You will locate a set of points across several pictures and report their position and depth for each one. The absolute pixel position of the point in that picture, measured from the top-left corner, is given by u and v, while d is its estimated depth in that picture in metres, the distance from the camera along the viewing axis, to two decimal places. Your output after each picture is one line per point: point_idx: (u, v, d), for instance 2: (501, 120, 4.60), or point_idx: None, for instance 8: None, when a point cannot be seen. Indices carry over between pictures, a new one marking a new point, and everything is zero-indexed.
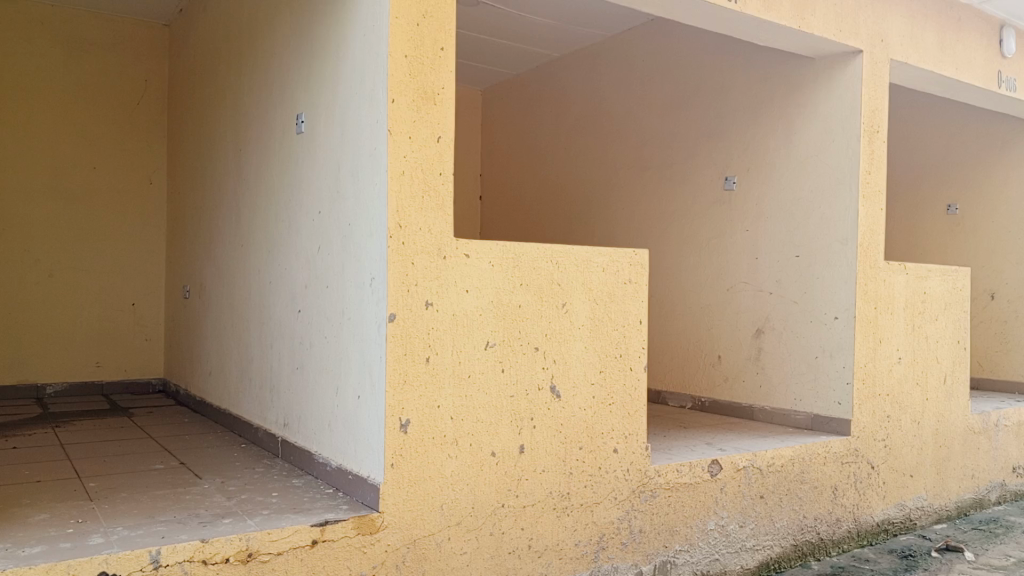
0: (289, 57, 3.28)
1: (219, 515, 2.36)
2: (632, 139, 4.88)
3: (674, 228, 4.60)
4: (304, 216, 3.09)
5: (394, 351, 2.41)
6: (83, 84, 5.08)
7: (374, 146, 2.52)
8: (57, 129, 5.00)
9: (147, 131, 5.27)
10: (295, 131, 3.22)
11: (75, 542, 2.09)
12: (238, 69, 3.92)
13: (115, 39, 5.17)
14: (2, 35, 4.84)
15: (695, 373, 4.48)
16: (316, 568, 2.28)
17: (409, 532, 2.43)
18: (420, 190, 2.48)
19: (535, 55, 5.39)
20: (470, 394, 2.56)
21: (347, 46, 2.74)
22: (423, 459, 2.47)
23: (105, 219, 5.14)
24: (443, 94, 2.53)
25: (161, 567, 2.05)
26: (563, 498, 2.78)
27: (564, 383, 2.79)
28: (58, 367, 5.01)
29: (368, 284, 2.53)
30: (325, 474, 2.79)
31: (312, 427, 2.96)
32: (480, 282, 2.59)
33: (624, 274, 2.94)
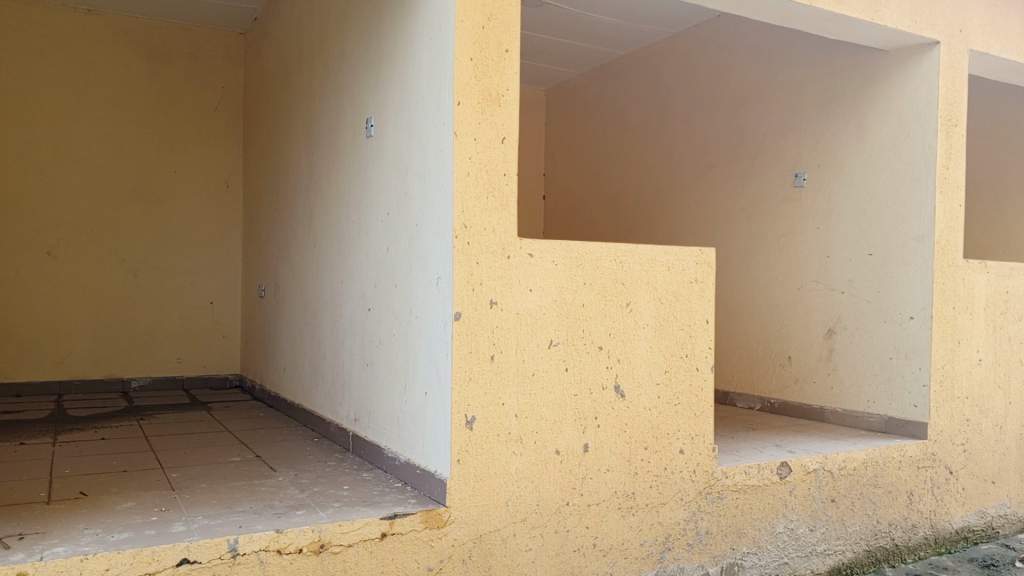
0: (359, 61, 3.36)
1: (293, 507, 2.44)
2: (698, 138, 4.83)
3: (742, 227, 4.53)
4: (373, 217, 3.16)
5: (460, 349, 2.45)
6: (163, 92, 5.31)
7: (440, 147, 2.57)
8: (140, 136, 5.23)
9: (223, 136, 5.47)
10: (363, 135, 3.30)
11: (159, 530, 2.19)
12: (309, 75, 4.04)
13: (194, 48, 5.38)
14: (90, 46, 5.09)
15: (763, 374, 4.40)
16: (385, 560, 2.33)
17: (476, 527, 2.47)
18: (485, 190, 2.51)
19: (599, 53, 5.38)
20: (534, 393, 2.59)
21: (414, 49, 2.80)
22: (489, 456, 2.50)
23: (184, 221, 5.35)
24: (507, 95, 2.55)
25: (239, 555, 2.13)
26: (628, 498, 2.77)
27: (628, 383, 2.78)
28: (142, 363, 5.24)
29: (435, 284, 2.58)
30: (393, 469, 2.86)
31: (381, 423, 3.03)
32: (544, 281, 2.61)
33: (690, 273, 2.91)
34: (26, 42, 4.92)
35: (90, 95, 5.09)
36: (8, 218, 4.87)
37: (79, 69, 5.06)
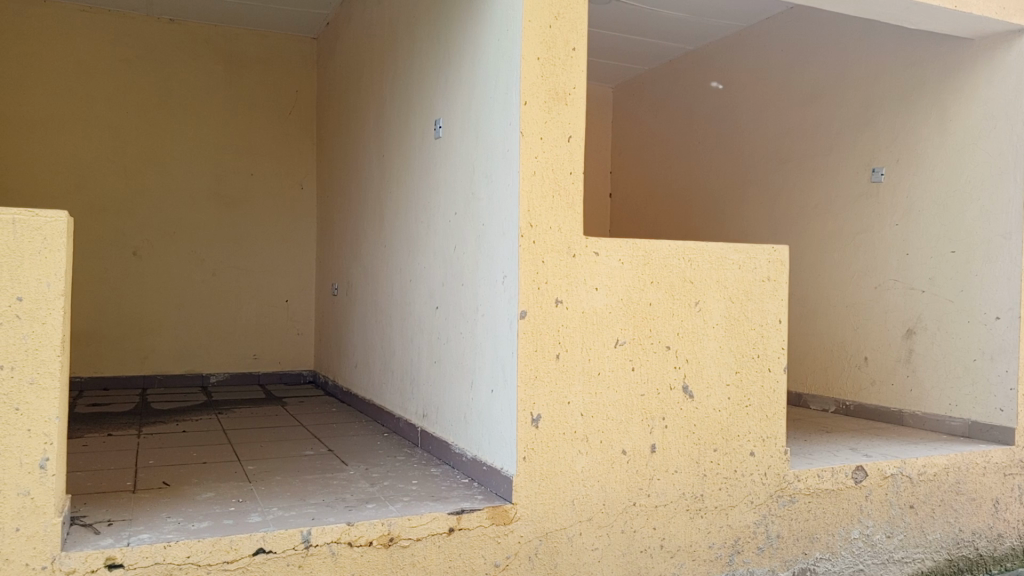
0: (427, 63, 3.41)
1: (363, 500, 2.50)
2: (771, 132, 4.73)
3: (816, 224, 4.41)
4: (441, 216, 3.20)
5: (525, 347, 2.46)
6: (241, 97, 5.48)
7: (507, 147, 2.58)
8: (218, 140, 5.42)
9: (297, 139, 5.63)
10: (432, 135, 3.34)
11: (236, 520, 2.27)
12: (379, 78, 4.11)
13: (270, 54, 5.55)
14: (173, 55, 5.31)
15: (838, 375, 4.27)
16: (452, 555, 2.37)
17: (542, 525, 2.48)
18: (550, 189, 2.51)
19: (668, 48, 5.31)
20: (600, 392, 2.58)
21: (481, 49, 2.82)
22: (555, 454, 2.50)
23: (260, 222, 5.52)
24: (574, 94, 2.55)
25: (312, 546, 2.19)
26: (696, 500, 2.74)
27: (696, 383, 2.75)
28: (221, 358, 5.43)
29: (501, 283, 2.60)
30: (460, 465, 2.89)
31: (448, 420, 3.07)
32: (610, 280, 2.59)
33: (761, 272, 2.86)
34: (113, 52, 5.16)
35: (172, 102, 5.31)
36: (98, 220, 5.12)
37: (162, 76, 5.29)
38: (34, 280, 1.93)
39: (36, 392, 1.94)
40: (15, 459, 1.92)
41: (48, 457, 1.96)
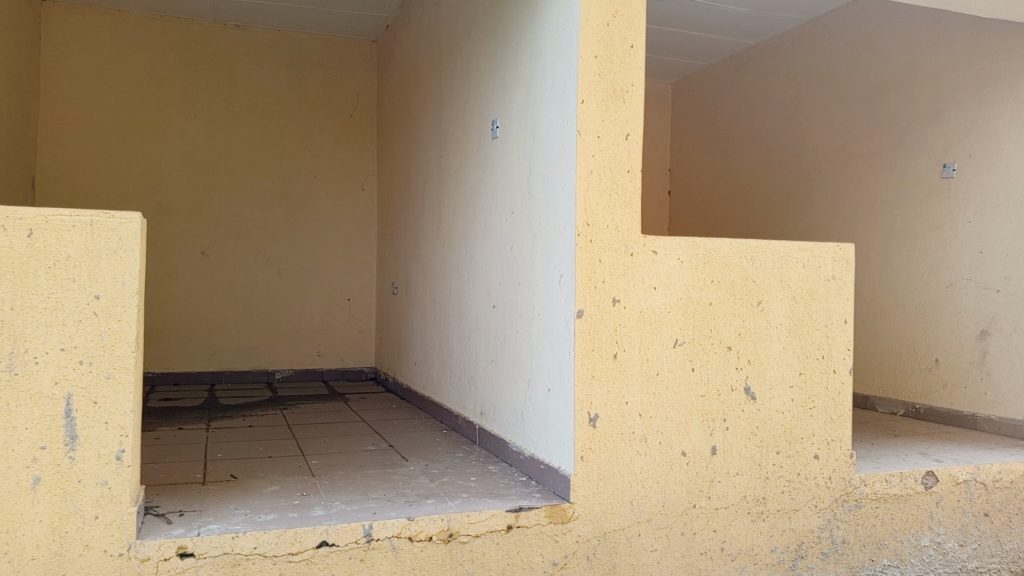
0: (484, 63, 3.43)
1: (423, 496, 2.53)
2: (836, 127, 4.61)
3: (883, 221, 4.28)
4: (498, 215, 3.22)
5: (582, 346, 2.46)
6: (304, 100, 5.61)
7: (564, 146, 2.58)
8: (283, 142, 5.56)
9: (358, 140, 5.74)
10: (489, 135, 3.36)
11: (300, 513, 2.33)
12: (437, 79, 4.16)
13: (332, 58, 5.67)
14: (239, 60, 5.46)
15: (907, 377, 4.14)
16: (511, 552, 2.38)
17: (600, 524, 2.47)
18: (608, 187, 2.50)
19: (728, 43, 5.23)
20: (659, 393, 2.56)
21: (539, 48, 2.83)
22: (613, 454, 2.49)
23: (322, 223, 5.64)
24: (632, 91, 2.53)
25: (373, 541, 2.23)
26: (758, 502, 2.69)
27: (759, 385, 2.70)
28: (286, 356, 5.57)
29: (558, 282, 2.60)
30: (518, 463, 2.90)
31: (506, 418, 3.09)
32: (670, 279, 2.57)
33: (826, 270, 2.79)
34: (183, 59, 5.34)
35: (238, 106, 5.47)
36: (169, 221, 5.31)
37: (229, 81, 5.44)
38: (110, 279, 2.02)
39: (112, 386, 2.02)
40: (93, 450, 2.01)
41: (124, 449, 2.04)
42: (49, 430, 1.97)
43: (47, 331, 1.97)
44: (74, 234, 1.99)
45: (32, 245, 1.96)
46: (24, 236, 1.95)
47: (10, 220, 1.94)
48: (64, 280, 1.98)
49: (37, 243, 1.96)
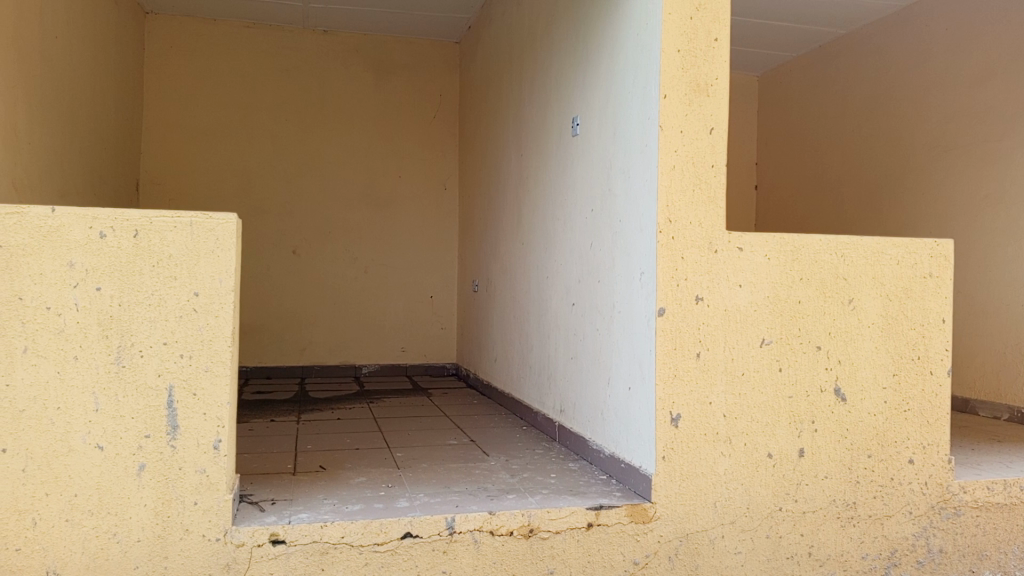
0: (565, 60, 3.43)
1: (504, 491, 2.56)
2: (934, 117, 4.41)
3: (986, 216, 4.07)
4: (578, 212, 3.22)
5: (663, 345, 2.43)
6: (389, 102, 5.73)
7: (645, 143, 2.56)
8: (369, 144, 5.70)
9: (440, 141, 5.83)
10: (570, 133, 3.36)
11: (385, 504, 2.39)
12: (518, 78, 4.18)
13: (415, 59, 5.78)
14: (328, 65, 5.63)
15: (1013, 380, 3.92)
16: (592, 550, 2.38)
17: (682, 525, 2.44)
18: (691, 183, 2.46)
19: (818, 33, 5.06)
20: (744, 393, 2.50)
21: (620, 44, 2.81)
22: (696, 455, 2.46)
23: (407, 222, 5.76)
24: (716, 84, 2.48)
25: (455, 533, 2.27)
26: (848, 508, 2.60)
27: (850, 386, 2.61)
28: (372, 352, 5.71)
29: (639, 279, 2.58)
30: (598, 461, 2.89)
31: (586, 416, 3.08)
32: (755, 277, 2.51)
33: (923, 268, 2.67)
34: (274, 64, 5.55)
35: (327, 109, 5.63)
36: (262, 222, 5.52)
37: (318, 85, 5.62)
38: (208, 276, 2.12)
39: (210, 378, 2.12)
40: (193, 440, 2.11)
41: (221, 439, 2.13)
42: (153, 419, 2.09)
43: (151, 325, 2.09)
44: (176, 233, 2.10)
45: (137, 245, 2.08)
46: (131, 237, 2.07)
47: (119, 221, 2.06)
48: (167, 278, 2.09)
49: (143, 243, 2.08)
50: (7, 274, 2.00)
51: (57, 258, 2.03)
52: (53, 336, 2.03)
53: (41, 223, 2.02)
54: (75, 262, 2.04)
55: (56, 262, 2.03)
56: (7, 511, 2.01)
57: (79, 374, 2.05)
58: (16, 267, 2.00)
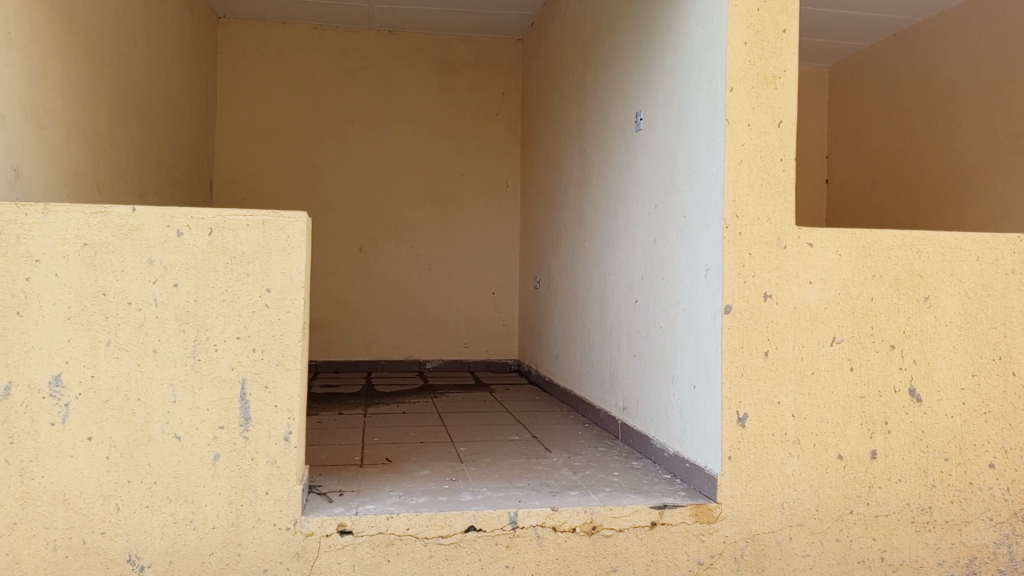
0: (629, 55, 3.41)
1: (567, 487, 2.56)
2: (1015, 106, 4.21)
3: None
4: (642, 208, 3.19)
5: (730, 343, 2.39)
6: (452, 101, 5.78)
7: (711, 138, 2.53)
8: (432, 142, 5.76)
9: (503, 138, 5.85)
10: (633, 128, 3.33)
11: (449, 497, 2.42)
12: (581, 74, 4.17)
13: (478, 58, 5.81)
14: (393, 65, 5.71)
15: None
16: (655, 548, 2.36)
17: (748, 526, 2.40)
18: (759, 177, 2.42)
19: (892, 21, 4.89)
20: (814, 392, 2.44)
21: (685, 37, 2.77)
22: (764, 455, 2.41)
23: (469, 219, 5.80)
24: (784, 77, 2.43)
25: (518, 528, 2.29)
26: (924, 512, 2.51)
27: (926, 387, 2.52)
28: (435, 348, 5.77)
29: (705, 276, 2.55)
30: (662, 460, 2.86)
31: (649, 414, 3.06)
32: (826, 273, 2.45)
33: (1004, 264, 2.56)
34: (341, 65, 5.66)
35: (392, 109, 5.72)
36: (329, 220, 5.64)
37: (383, 85, 5.70)
38: (279, 273, 2.18)
39: (281, 372, 2.19)
40: (265, 431, 2.18)
41: (291, 431, 2.19)
42: (228, 411, 2.16)
43: (226, 320, 2.16)
44: (248, 232, 2.17)
45: (212, 243, 2.15)
46: (206, 235, 2.15)
47: (195, 220, 2.14)
48: (240, 274, 2.16)
49: (217, 241, 2.15)
50: (92, 270, 2.09)
51: (137, 255, 2.11)
52: (134, 330, 2.12)
53: (123, 222, 2.10)
54: (154, 259, 2.12)
55: (137, 258, 2.11)
56: (92, 496, 2.10)
57: (157, 366, 2.13)
58: (100, 263, 2.10)
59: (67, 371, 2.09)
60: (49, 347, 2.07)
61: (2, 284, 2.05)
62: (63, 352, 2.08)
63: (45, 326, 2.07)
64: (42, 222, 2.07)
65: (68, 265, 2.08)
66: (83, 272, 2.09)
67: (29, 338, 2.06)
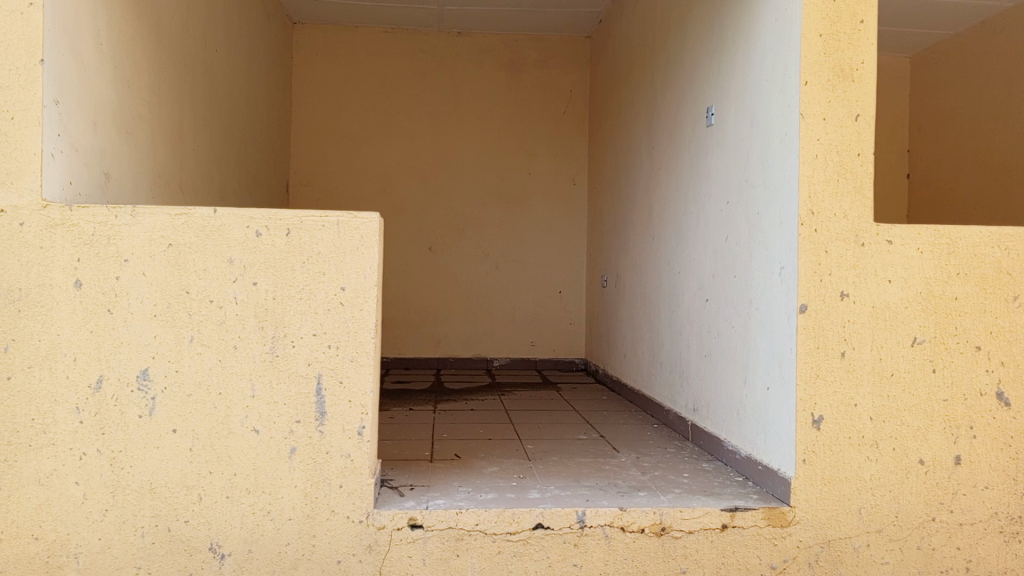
0: (699, 49, 3.36)
1: (635, 488, 2.55)
2: None
3: None
4: (713, 206, 3.14)
5: (805, 343, 2.34)
6: (520, 100, 5.80)
7: (785, 133, 2.47)
8: (501, 141, 5.79)
9: (571, 137, 5.84)
10: (704, 124, 3.28)
11: (517, 494, 2.43)
12: (650, 71, 4.13)
13: (547, 56, 5.82)
14: (463, 66, 5.77)
15: None
16: (726, 551, 2.32)
17: (824, 531, 2.34)
18: (835, 173, 2.35)
19: (977, 8, 4.68)
20: (894, 395, 2.36)
21: (758, 30, 2.72)
22: (839, 458, 2.35)
23: (537, 217, 5.81)
24: (862, 69, 2.35)
25: (586, 527, 2.29)
26: (1012, 521, 2.40)
27: (1015, 390, 2.40)
28: (502, 346, 5.80)
29: (779, 274, 2.49)
30: (733, 462, 2.81)
31: (721, 414, 3.01)
32: (907, 271, 2.37)
33: None
34: (411, 67, 5.74)
35: (461, 109, 5.77)
36: (399, 219, 5.73)
37: (452, 86, 5.77)
38: (353, 272, 2.24)
39: (355, 368, 2.24)
40: (339, 426, 2.24)
41: (364, 425, 2.25)
42: (303, 406, 2.23)
43: (302, 318, 2.22)
44: (324, 232, 2.23)
45: (289, 243, 2.22)
46: (284, 235, 2.22)
47: (273, 220, 2.21)
48: (316, 273, 2.23)
49: (294, 241, 2.22)
50: (176, 270, 2.18)
51: (218, 255, 2.19)
52: (216, 327, 2.20)
53: (205, 223, 2.19)
54: (235, 258, 2.20)
55: (218, 258, 2.20)
56: (177, 486, 2.19)
57: (238, 361, 2.21)
58: (184, 263, 2.18)
59: (154, 366, 2.18)
60: (137, 343, 2.17)
61: (93, 283, 2.15)
62: (150, 348, 2.18)
63: (133, 323, 2.17)
64: (130, 223, 2.16)
65: (154, 264, 2.17)
66: (168, 271, 2.18)
67: (120, 334, 2.17)
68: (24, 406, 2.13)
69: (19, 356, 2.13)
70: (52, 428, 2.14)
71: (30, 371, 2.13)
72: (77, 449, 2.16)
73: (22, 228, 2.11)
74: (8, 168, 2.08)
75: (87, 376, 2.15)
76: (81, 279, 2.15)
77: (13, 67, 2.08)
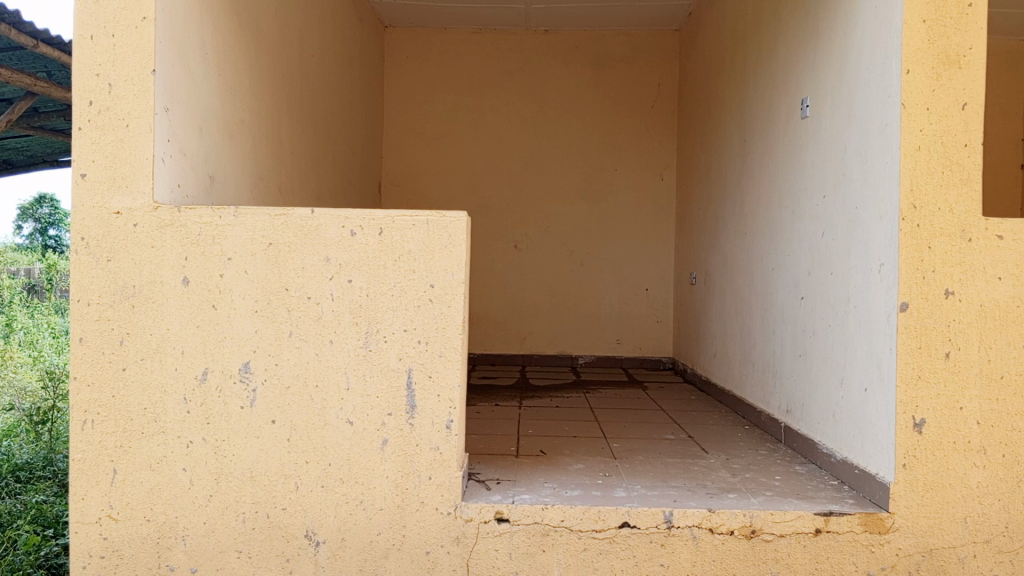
0: (794, 39, 3.26)
1: (725, 489, 2.50)
2: None
3: None
4: (808, 201, 3.05)
5: (905, 343, 2.24)
6: (607, 96, 5.77)
7: (885, 123, 2.38)
8: (587, 138, 5.78)
9: (659, 132, 5.75)
10: (799, 116, 3.18)
11: (603, 492, 2.43)
12: (742, 62, 4.04)
13: (635, 51, 5.76)
14: (550, 64, 5.78)
15: None
16: (820, 557, 2.25)
17: (925, 540, 2.24)
18: (940, 165, 2.24)
19: None
20: (1003, 398, 2.24)
21: (856, 18, 2.61)
22: (943, 464, 2.24)
23: (624, 214, 5.76)
24: (971, 55, 2.23)
25: (673, 527, 2.27)
26: None
27: None
28: (588, 344, 5.78)
29: (878, 271, 2.39)
30: (828, 466, 2.72)
31: (816, 416, 2.91)
32: (1019, 268, 2.24)
33: None
34: (499, 67, 5.80)
35: (548, 107, 5.79)
36: (486, 218, 5.81)
37: (539, 84, 5.79)
38: (442, 270, 2.29)
39: (444, 363, 2.29)
40: (428, 419, 2.29)
41: (452, 419, 2.29)
42: (395, 399, 2.29)
43: (394, 314, 2.29)
44: (414, 231, 2.28)
45: (382, 242, 2.28)
46: (376, 235, 2.28)
47: (367, 220, 2.28)
48: (407, 270, 2.28)
49: (386, 240, 2.28)
50: (276, 267, 2.28)
51: (315, 253, 2.28)
52: (312, 322, 2.29)
53: (303, 222, 2.28)
54: (330, 256, 2.28)
55: (315, 257, 2.28)
56: (276, 474, 2.29)
57: (333, 356, 2.29)
58: (283, 261, 2.28)
59: (255, 359, 2.29)
60: (240, 337, 2.28)
61: (199, 280, 2.27)
62: (251, 342, 2.28)
63: (236, 318, 2.28)
64: (233, 222, 2.27)
65: (255, 262, 2.27)
66: (268, 269, 2.28)
67: (223, 328, 2.28)
68: (138, 396, 2.27)
69: (132, 348, 2.26)
70: (162, 416, 2.27)
71: (143, 362, 2.27)
72: (184, 437, 2.28)
73: (136, 228, 2.24)
74: (124, 172, 2.23)
75: (192, 368, 2.28)
76: (189, 275, 2.27)
77: (128, 77, 2.22)
